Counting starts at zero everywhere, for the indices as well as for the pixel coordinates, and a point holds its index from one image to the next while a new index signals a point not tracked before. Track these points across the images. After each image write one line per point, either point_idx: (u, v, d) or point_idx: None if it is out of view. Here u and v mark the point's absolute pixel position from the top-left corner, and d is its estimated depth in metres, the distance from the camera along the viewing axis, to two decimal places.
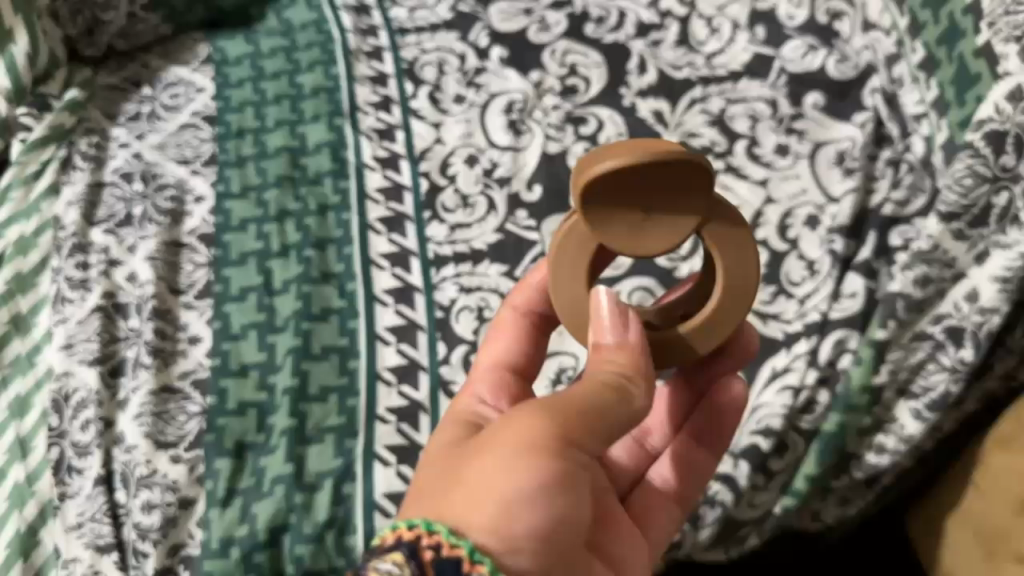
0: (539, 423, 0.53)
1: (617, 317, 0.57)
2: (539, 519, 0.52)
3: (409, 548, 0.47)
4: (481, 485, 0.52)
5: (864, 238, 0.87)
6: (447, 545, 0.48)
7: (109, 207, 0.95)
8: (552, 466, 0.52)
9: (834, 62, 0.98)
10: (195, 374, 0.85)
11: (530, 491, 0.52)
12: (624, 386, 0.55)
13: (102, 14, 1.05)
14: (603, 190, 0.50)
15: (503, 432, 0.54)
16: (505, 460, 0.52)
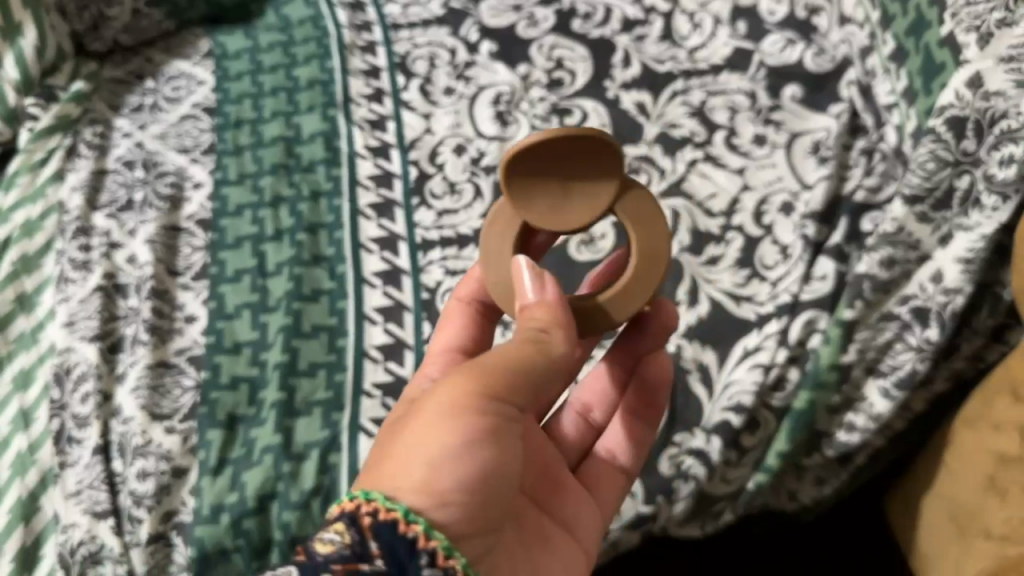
0: (457, 385, 0.57)
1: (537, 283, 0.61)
2: (468, 472, 0.56)
3: (347, 516, 0.52)
4: (410, 450, 0.56)
5: (836, 223, 0.90)
6: (384, 510, 0.52)
7: (111, 192, 0.99)
8: (476, 423, 0.57)
9: (812, 56, 1.02)
10: (191, 351, 0.89)
11: (455, 446, 0.56)
12: (543, 339, 0.59)
13: (107, 10, 1.09)
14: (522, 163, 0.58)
15: (430, 399, 0.58)
16: (432, 424, 0.56)
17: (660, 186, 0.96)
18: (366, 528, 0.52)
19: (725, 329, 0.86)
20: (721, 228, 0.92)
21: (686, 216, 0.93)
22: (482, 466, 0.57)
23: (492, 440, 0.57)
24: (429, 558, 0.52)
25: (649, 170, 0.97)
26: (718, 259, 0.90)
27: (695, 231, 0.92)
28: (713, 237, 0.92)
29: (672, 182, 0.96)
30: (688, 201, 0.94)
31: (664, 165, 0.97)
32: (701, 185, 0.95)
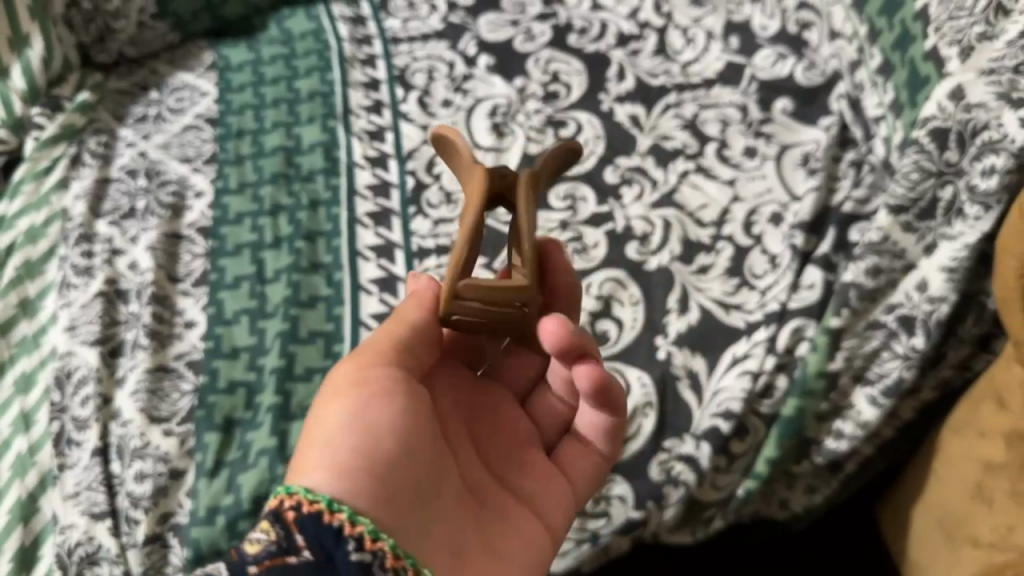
0: (337, 376, 0.62)
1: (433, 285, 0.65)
2: (357, 439, 0.58)
3: (270, 513, 0.55)
4: (306, 444, 0.60)
5: (824, 233, 0.91)
6: (306, 503, 0.55)
7: (114, 200, 1.01)
8: (352, 396, 0.60)
9: (802, 70, 1.04)
10: (189, 355, 0.90)
11: (338, 421, 0.59)
12: (396, 316, 0.64)
13: (113, 22, 1.11)
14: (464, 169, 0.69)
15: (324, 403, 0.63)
16: (319, 416, 0.61)
17: (652, 196, 0.97)
18: (289, 523, 0.54)
19: (715, 338, 0.87)
20: (712, 238, 0.94)
21: (677, 226, 0.94)
22: (370, 429, 0.59)
23: (377, 405, 0.60)
24: (356, 542, 0.54)
25: (642, 180, 0.99)
26: (709, 268, 0.92)
27: (686, 240, 0.94)
28: (704, 247, 0.93)
29: (664, 193, 0.97)
30: (679, 211, 0.96)
31: (656, 176, 0.99)
32: (692, 195, 0.97)
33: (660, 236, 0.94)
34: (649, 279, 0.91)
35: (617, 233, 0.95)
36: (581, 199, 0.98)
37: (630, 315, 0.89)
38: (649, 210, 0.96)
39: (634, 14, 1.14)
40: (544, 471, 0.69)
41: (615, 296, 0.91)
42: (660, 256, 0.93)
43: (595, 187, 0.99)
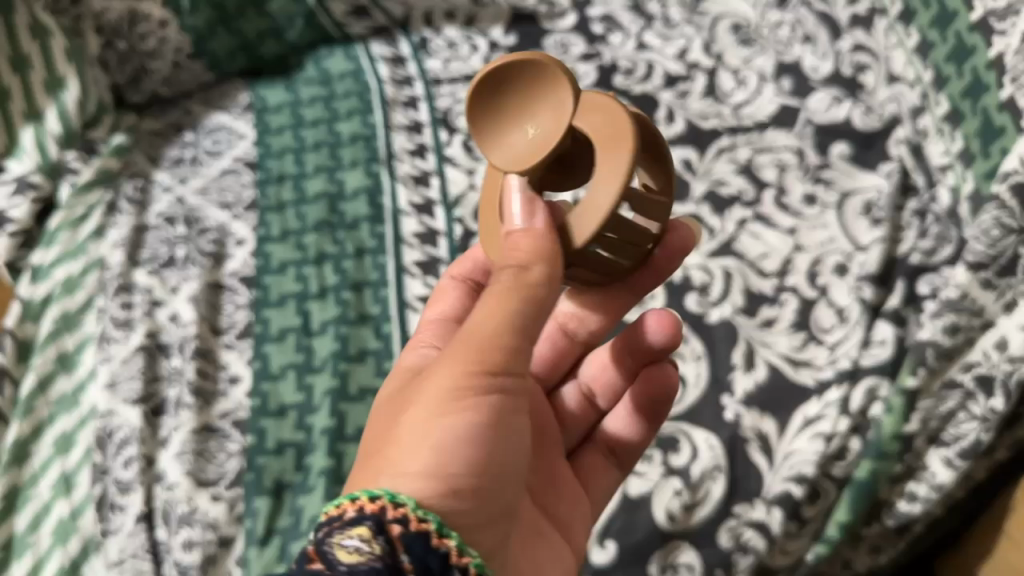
0: (450, 369, 0.54)
1: (531, 215, 0.53)
2: (473, 457, 0.55)
3: (373, 521, 0.50)
4: (403, 447, 0.54)
5: (892, 286, 0.89)
6: (414, 521, 0.51)
7: (152, 249, 0.98)
8: (468, 409, 0.54)
9: (860, 114, 1.00)
10: (235, 414, 0.87)
11: (450, 439, 0.54)
12: (524, 278, 0.52)
13: (149, 62, 1.09)
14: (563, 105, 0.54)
15: (423, 388, 0.55)
16: (423, 416, 0.54)
17: (709, 245, 0.95)
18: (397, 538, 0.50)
19: (785, 398, 0.84)
20: (775, 289, 0.91)
21: (739, 277, 0.91)
22: (486, 453, 0.55)
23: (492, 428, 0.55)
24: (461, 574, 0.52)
25: (698, 229, 0.96)
26: (774, 321, 0.89)
27: (748, 292, 0.91)
28: (767, 299, 0.90)
29: (722, 242, 0.94)
30: (739, 260, 0.93)
31: (713, 224, 0.96)
32: (752, 244, 0.94)
33: (720, 288, 0.91)
34: (712, 334, 0.88)
35: (675, 283, 0.92)
36: None
37: (694, 372, 0.86)
38: (706, 259, 0.93)
39: (681, 54, 1.11)
40: (569, 489, 0.71)
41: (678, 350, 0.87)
42: (721, 308, 0.90)
43: None
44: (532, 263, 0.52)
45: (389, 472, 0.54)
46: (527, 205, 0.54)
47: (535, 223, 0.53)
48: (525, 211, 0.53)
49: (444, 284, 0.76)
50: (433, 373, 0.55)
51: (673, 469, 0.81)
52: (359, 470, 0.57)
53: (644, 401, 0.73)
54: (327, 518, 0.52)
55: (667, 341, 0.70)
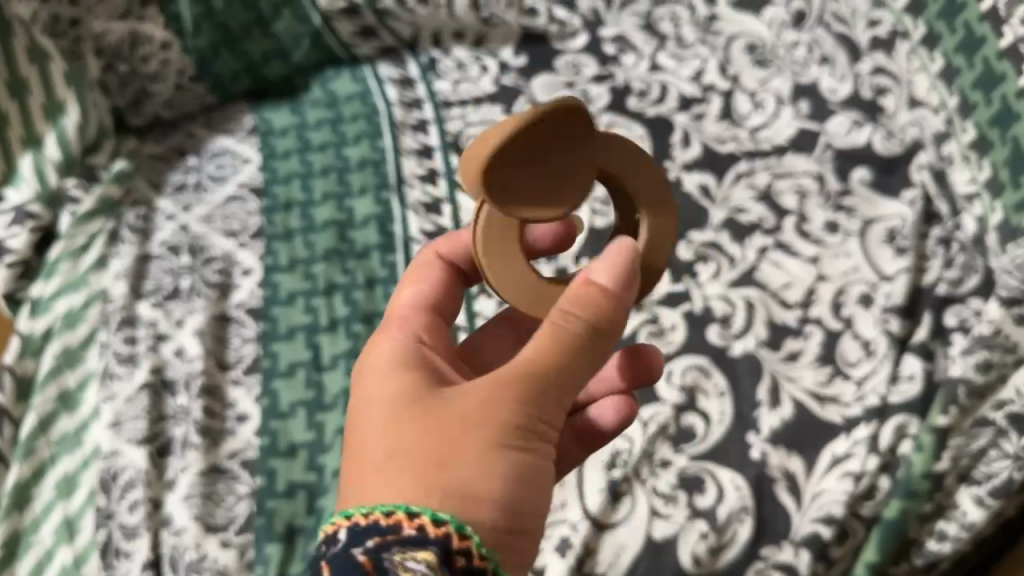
0: (516, 402, 0.55)
1: (620, 276, 0.57)
2: (522, 496, 0.57)
3: (439, 547, 0.51)
4: (460, 471, 0.54)
5: (919, 318, 0.87)
6: (477, 554, 0.53)
7: (156, 279, 0.95)
8: (526, 446, 0.56)
9: (881, 139, 0.98)
10: (244, 454, 0.84)
11: (508, 473, 0.55)
12: (594, 330, 0.56)
13: (151, 85, 1.06)
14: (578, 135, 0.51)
15: (482, 411, 0.55)
16: (483, 442, 0.55)
17: (730, 274, 0.92)
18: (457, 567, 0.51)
19: (813, 437, 0.82)
20: (799, 320, 0.88)
21: (762, 308, 0.89)
22: (529, 492, 0.57)
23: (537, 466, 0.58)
24: None
25: (718, 257, 0.93)
26: (799, 354, 0.86)
27: (771, 323, 0.88)
28: (791, 331, 0.88)
29: (743, 271, 0.92)
30: (761, 290, 0.90)
31: (733, 252, 0.94)
32: (773, 273, 0.91)
33: (743, 320, 0.88)
34: (735, 368, 0.86)
35: (695, 314, 0.90)
36: None
37: (718, 408, 0.83)
38: (727, 289, 0.91)
39: (696, 75, 1.09)
40: None
41: (701, 386, 0.85)
42: (745, 341, 0.87)
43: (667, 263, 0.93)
44: (613, 321, 0.57)
45: (444, 493, 0.53)
46: (615, 265, 0.57)
47: (622, 288, 0.57)
48: (615, 267, 0.57)
49: (427, 258, 0.72)
50: (498, 400, 0.55)
51: (699, 511, 0.78)
52: (383, 475, 0.55)
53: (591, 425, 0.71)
54: (381, 523, 0.52)
55: (654, 370, 0.71)
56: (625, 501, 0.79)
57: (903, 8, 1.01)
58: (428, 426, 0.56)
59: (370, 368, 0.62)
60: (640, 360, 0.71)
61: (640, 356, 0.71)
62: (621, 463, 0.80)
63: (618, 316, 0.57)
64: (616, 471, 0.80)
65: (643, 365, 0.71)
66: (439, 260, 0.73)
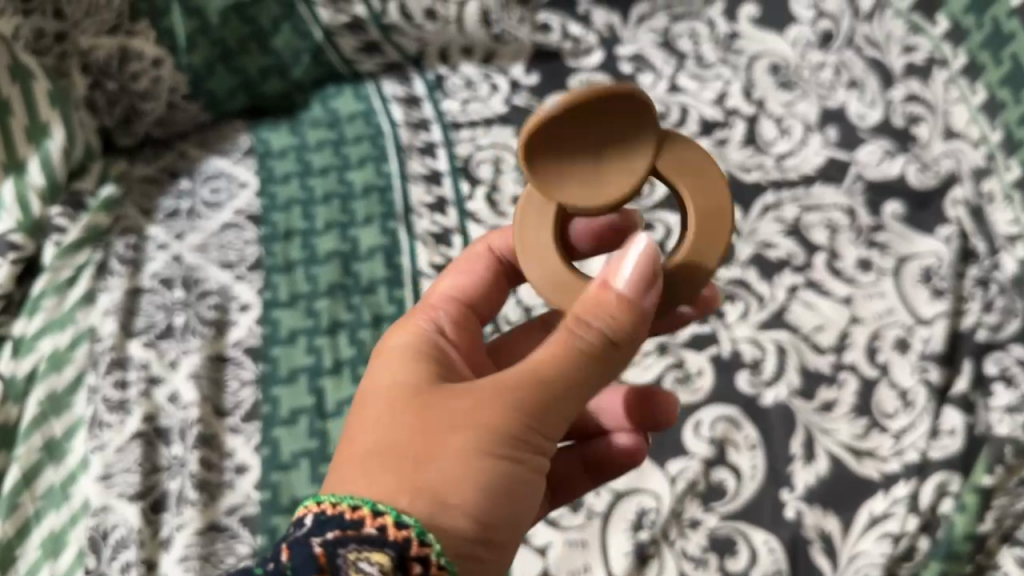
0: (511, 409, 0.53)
1: (642, 282, 0.55)
2: (498, 509, 0.54)
3: (396, 552, 0.48)
4: (437, 475, 0.52)
5: (959, 366, 0.82)
6: (435, 565, 0.49)
7: (148, 316, 0.89)
8: (510, 459, 0.53)
9: (915, 171, 0.93)
10: (243, 510, 0.78)
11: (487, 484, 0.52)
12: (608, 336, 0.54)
13: (140, 103, 1.00)
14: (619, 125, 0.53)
15: (472, 417, 0.53)
16: (468, 450, 0.52)
17: (759, 315, 0.87)
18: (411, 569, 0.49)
19: (849, 494, 0.77)
20: (833, 367, 0.84)
21: (793, 353, 0.84)
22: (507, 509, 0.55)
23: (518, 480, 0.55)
24: None
25: (746, 297, 0.88)
26: (833, 405, 0.81)
27: (803, 370, 0.84)
28: (825, 378, 0.83)
29: (773, 312, 0.87)
30: (792, 333, 0.86)
31: (761, 290, 0.89)
32: (805, 315, 0.87)
33: (774, 365, 0.84)
34: (768, 418, 0.81)
35: (722, 358, 0.85)
36: None
37: (750, 463, 0.79)
38: (757, 331, 0.86)
39: (719, 98, 1.04)
40: None
41: (732, 438, 0.80)
42: (777, 389, 0.82)
43: None
44: (629, 335, 0.54)
45: (415, 493, 0.51)
46: (642, 270, 0.55)
47: (643, 296, 0.55)
48: (638, 273, 0.55)
49: (476, 249, 0.69)
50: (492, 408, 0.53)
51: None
52: (360, 467, 0.53)
53: (606, 453, 0.69)
54: (341, 516, 0.50)
55: (665, 420, 0.70)
56: (654, 564, 0.74)
57: (941, 34, 0.96)
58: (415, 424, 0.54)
59: (380, 353, 0.60)
60: (649, 405, 0.70)
61: (649, 402, 0.70)
62: (648, 523, 0.76)
63: (637, 327, 0.55)
64: (644, 532, 0.75)
65: (659, 409, 0.70)
66: (487, 254, 0.69)
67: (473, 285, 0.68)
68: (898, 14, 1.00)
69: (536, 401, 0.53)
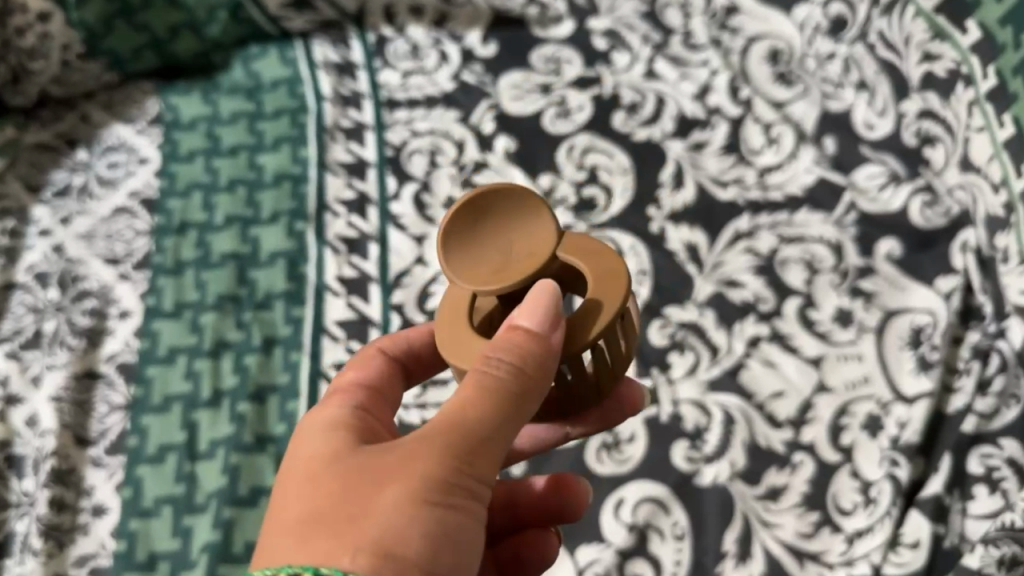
0: (448, 442, 0.41)
1: (546, 318, 0.43)
2: (458, 560, 0.41)
3: None
4: (374, 532, 0.39)
5: (938, 460, 0.69)
6: None
7: (15, 319, 0.79)
8: (456, 504, 0.41)
9: (921, 205, 0.79)
10: (94, 561, 0.69)
11: (433, 535, 0.40)
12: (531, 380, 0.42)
13: (29, 62, 0.87)
14: (513, 206, 0.46)
15: (399, 465, 0.41)
16: (400, 501, 0.40)
17: (709, 371, 0.74)
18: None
19: None
20: (788, 446, 0.71)
21: (743, 423, 0.71)
22: (467, 562, 0.41)
23: (469, 531, 0.42)
24: None
25: (698, 347, 0.75)
26: (781, 493, 0.69)
27: (752, 448, 0.71)
28: (777, 459, 0.70)
29: (727, 370, 0.74)
30: (744, 399, 0.72)
31: (717, 340, 0.75)
32: (764, 376, 0.73)
33: (718, 437, 0.71)
34: (701, 502, 0.69)
35: (658, 422, 0.72)
36: None
37: (673, 557, 0.67)
38: (704, 392, 0.73)
39: (701, 92, 0.88)
40: None
41: (656, 525, 0.68)
42: (716, 466, 0.70)
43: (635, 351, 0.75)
44: (544, 368, 0.43)
45: (356, 556, 0.38)
46: (541, 302, 0.43)
47: (548, 330, 0.43)
48: (540, 308, 0.43)
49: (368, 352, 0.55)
50: (421, 451, 0.41)
51: None
52: (285, 542, 0.40)
53: (514, 554, 0.57)
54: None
55: (580, 512, 0.58)
56: None
57: (971, 45, 0.74)
58: (342, 482, 0.41)
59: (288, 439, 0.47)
60: (568, 496, 0.57)
61: (566, 488, 0.57)
62: None
63: (547, 363, 0.43)
64: None
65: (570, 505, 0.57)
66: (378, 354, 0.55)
67: (380, 376, 0.53)
68: (924, 15, 0.80)
69: (468, 437, 0.41)
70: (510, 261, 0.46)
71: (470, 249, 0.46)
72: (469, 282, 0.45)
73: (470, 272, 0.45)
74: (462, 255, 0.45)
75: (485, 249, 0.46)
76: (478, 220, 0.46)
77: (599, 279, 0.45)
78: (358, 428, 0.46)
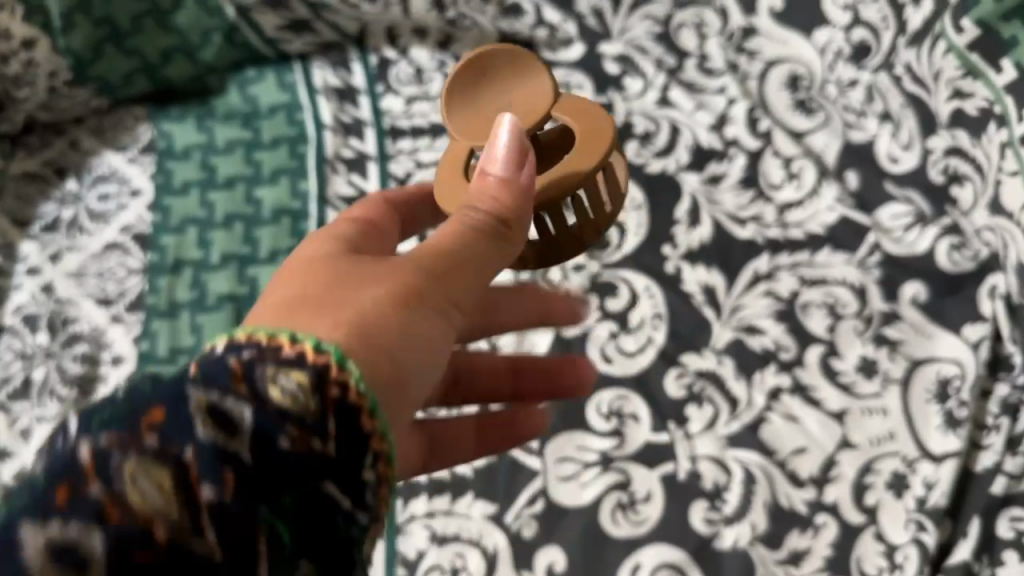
0: (426, 257, 0.42)
1: (516, 158, 0.45)
2: (432, 348, 0.41)
3: (317, 373, 0.35)
4: (350, 313, 0.39)
5: (966, 524, 0.66)
6: (355, 392, 0.36)
7: (3, 366, 0.76)
8: (432, 298, 0.41)
9: (948, 247, 0.76)
10: None
11: (413, 323, 0.40)
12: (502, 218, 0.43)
13: (15, 89, 0.84)
14: (502, 72, 0.53)
15: (381, 272, 0.41)
16: (379, 297, 0.40)
17: (728, 426, 0.71)
18: (330, 423, 0.35)
19: None
20: (810, 506, 0.68)
21: (764, 483, 0.69)
22: (439, 357, 0.42)
23: (444, 320, 0.42)
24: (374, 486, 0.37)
25: (716, 398, 0.72)
26: (803, 556, 0.67)
27: (773, 509, 0.68)
28: (799, 520, 0.68)
29: (747, 424, 0.71)
30: (765, 456, 0.70)
31: (736, 392, 0.72)
32: (786, 431, 0.71)
33: (738, 498, 0.69)
34: (721, 567, 0.67)
35: (676, 481, 0.70)
36: (630, 417, 0.72)
37: None
38: (723, 448, 0.70)
39: (718, 122, 0.85)
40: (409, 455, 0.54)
41: None
42: (737, 529, 0.68)
43: (651, 402, 0.73)
44: (518, 216, 0.44)
45: (338, 328, 0.38)
46: (512, 148, 0.45)
47: (518, 171, 0.45)
48: (509, 148, 0.45)
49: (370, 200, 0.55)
50: (404, 259, 0.42)
51: None
52: (265, 312, 0.39)
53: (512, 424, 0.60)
54: (236, 348, 0.36)
55: (586, 389, 0.63)
56: None
57: (1006, 85, 0.71)
58: (325, 275, 0.41)
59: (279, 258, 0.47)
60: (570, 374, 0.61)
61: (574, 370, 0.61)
62: None
63: (519, 209, 0.44)
64: None
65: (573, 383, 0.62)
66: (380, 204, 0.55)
67: (379, 215, 0.53)
68: (955, 49, 0.74)
69: (444, 257, 0.42)
70: (507, 112, 0.51)
71: (472, 102, 0.53)
72: (469, 134, 0.51)
73: (470, 120, 0.52)
74: (462, 111, 0.52)
75: (485, 101, 0.52)
76: (474, 85, 0.53)
77: (585, 129, 0.50)
78: (348, 241, 0.47)
